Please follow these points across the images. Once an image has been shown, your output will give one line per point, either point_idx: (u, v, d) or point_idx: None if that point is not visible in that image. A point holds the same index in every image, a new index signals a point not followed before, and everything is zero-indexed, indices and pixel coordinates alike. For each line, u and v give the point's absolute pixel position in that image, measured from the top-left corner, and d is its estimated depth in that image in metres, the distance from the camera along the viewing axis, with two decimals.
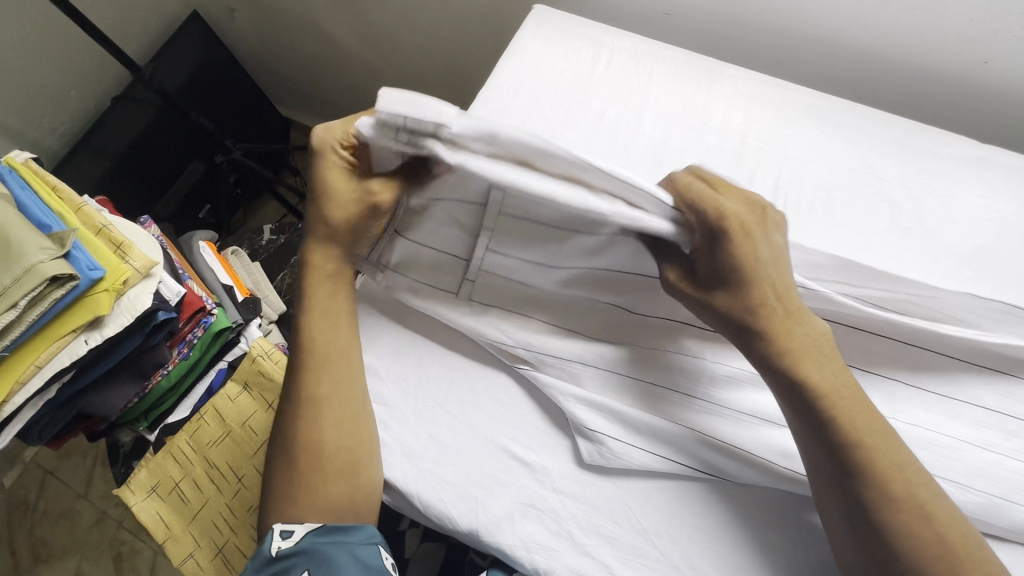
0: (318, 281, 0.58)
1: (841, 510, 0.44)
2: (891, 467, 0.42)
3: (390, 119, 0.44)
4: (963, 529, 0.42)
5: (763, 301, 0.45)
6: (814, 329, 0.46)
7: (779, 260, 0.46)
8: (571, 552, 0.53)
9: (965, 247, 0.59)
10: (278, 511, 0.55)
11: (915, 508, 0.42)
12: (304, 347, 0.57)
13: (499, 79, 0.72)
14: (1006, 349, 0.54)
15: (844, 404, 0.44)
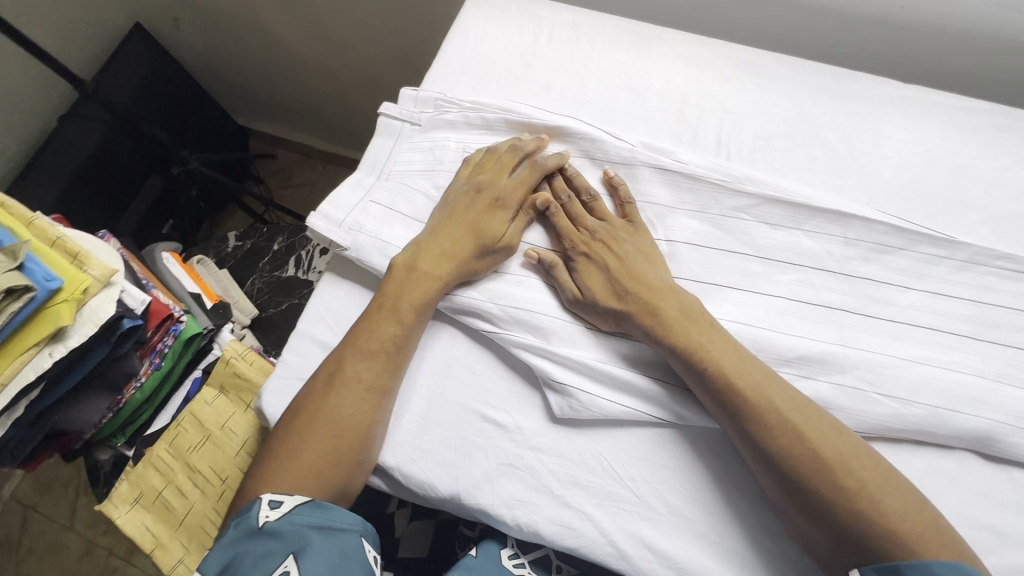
0: (430, 284, 0.59)
1: (747, 450, 0.50)
2: (765, 399, 0.49)
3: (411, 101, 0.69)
4: (843, 441, 0.48)
5: (626, 292, 0.57)
6: (682, 301, 0.55)
7: (628, 258, 0.59)
8: (550, 504, 0.55)
9: (897, 181, 0.62)
10: (265, 484, 0.51)
11: (789, 431, 0.48)
12: (397, 343, 0.57)
13: (444, 61, 0.74)
14: (939, 271, 0.57)
15: (711, 356, 0.52)
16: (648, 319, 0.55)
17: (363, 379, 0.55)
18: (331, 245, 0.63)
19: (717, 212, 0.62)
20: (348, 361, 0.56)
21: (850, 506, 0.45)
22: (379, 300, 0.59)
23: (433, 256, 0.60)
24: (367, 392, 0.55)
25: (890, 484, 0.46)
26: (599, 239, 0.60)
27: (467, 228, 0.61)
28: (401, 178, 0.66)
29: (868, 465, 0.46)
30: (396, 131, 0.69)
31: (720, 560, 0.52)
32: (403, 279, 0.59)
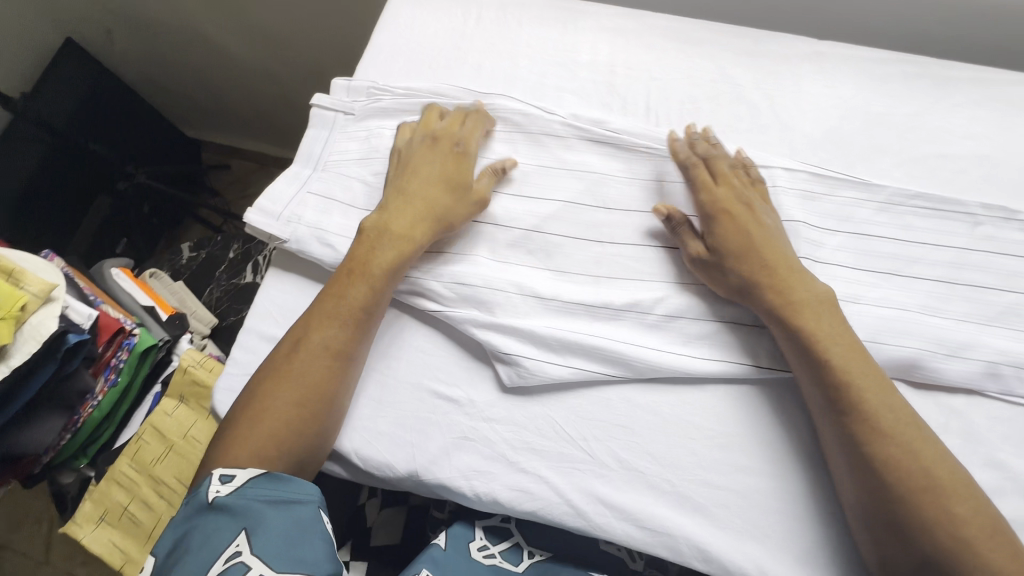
0: (398, 249, 0.58)
1: (843, 451, 0.50)
2: (862, 393, 0.49)
3: (345, 92, 0.70)
4: (965, 483, 0.47)
5: (750, 263, 0.55)
6: (815, 290, 0.54)
7: (769, 229, 0.57)
8: (506, 472, 0.56)
9: (817, 133, 0.65)
10: (223, 454, 0.50)
11: (906, 447, 0.47)
12: (369, 306, 0.57)
13: (375, 50, 0.74)
14: (860, 214, 0.60)
15: (838, 348, 0.51)
16: (776, 291, 0.54)
17: (331, 343, 0.55)
18: (272, 240, 0.63)
19: (649, 176, 0.64)
20: (321, 323, 0.56)
21: (932, 521, 0.45)
22: (350, 264, 0.58)
23: (402, 217, 0.60)
24: (336, 355, 0.55)
25: (981, 511, 0.45)
26: (744, 204, 0.58)
27: (434, 180, 0.61)
28: (338, 168, 0.66)
29: (958, 482, 0.46)
30: (330, 122, 0.69)
31: (674, 508, 0.54)
32: (370, 242, 0.59)
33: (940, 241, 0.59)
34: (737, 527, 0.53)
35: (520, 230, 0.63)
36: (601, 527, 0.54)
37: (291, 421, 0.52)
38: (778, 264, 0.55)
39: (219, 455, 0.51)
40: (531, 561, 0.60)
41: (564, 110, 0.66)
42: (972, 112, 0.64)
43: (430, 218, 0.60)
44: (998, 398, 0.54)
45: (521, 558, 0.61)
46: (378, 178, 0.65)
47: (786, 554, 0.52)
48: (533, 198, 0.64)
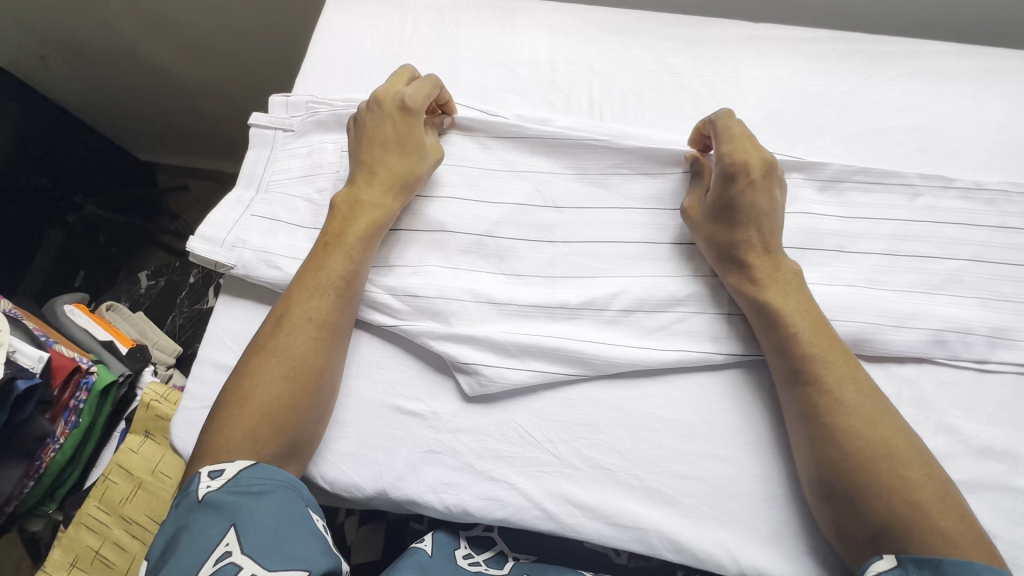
0: (371, 220, 0.59)
1: (801, 421, 0.51)
2: (819, 357, 0.51)
3: (284, 108, 0.68)
4: (920, 452, 0.47)
5: (752, 233, 0.56)
6: (785, 267, 0.55)
7: (772, 198, 0.56)
8: (475, 481, 0.56)
9: (758, 116, 0.65)
10: (211, 440, 0.49)
11: (864, 414, 0.48)
12: (346, 279, 0.56)
13: (312, 63, 0.72)
14: (803, 194, 0.61)
15: (802, 320, 0.52)
16: (745, 259, 0.56)
17: (314, 317, 0.55)
18: (219, 267, 0.61)
19: (596, 171, 0.64)
20: (301, 297, 0.55)
21: (890, 487, 0.45)
22: (325, 240, 0.58)
23: (375, 189, 0.60)
24: (321, 329, 0.54)
25: (933, 479, 0.46)
26: (765, 167, 0.56)
27: (393, 145, 0.60)
28: (282, 187, 0.65)
29: (913, 449, 0.47)
30: (270, 141, 0.68)
31: (643, 501, 0.54)
32: (343, 216, 0.59)
33: (882, 214, 0.60)
34: (705, 514, 0.54)
35: (470, 240, 0.62)
36: (572, 528, 0.54)
37: (278, 401, 0.51)
38: (758, 222, 0.56)
39: (206, 445, 0.50)
40: (516, 564, 0.60)
41: (507, 111, 0.66)
42: (905, 85, 0.66)
43: (397, 189, 0.60)
44: (946, 363, 0.55)
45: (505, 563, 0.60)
46: (323, 196, 0.64)
47: (755, 536, 0.53)
48: (482, 203, 0.63)
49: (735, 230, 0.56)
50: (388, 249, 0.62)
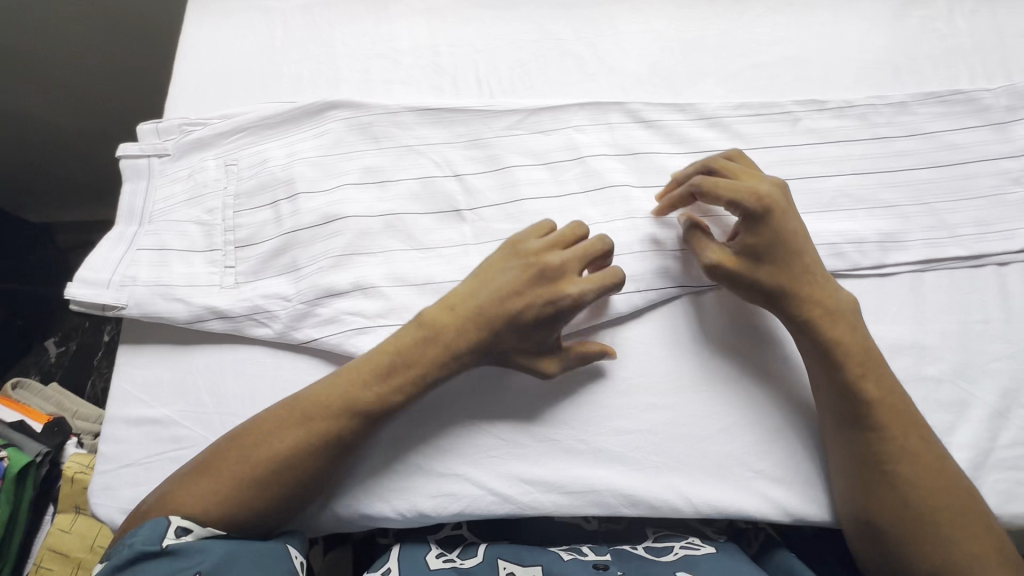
0: (441, 359, 0.51)
1: (851, 459, 0.50)
2: (885, 408, 0.50)
3: (153, 134, 0.63)
4: (965, 487, 0.49)
5: (797, 271, 0.52)
6: (844, 313, 0.52)
7: (808, 236, 0.54)
8: (425, 480, 0.54)
9: (643, 69, 0.66)
10: (177, 497, 0.47)
11: (918, 455, 0.49)
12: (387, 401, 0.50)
13: (179, 83, 0.67)
14: (695, 137, 0.63)
15: (866, 369, 0.50)
16: (794, 297, 0.52)
17: (342, 439, 0.49)
18: (112, 310, 0.56)
19: (491, 135, 0.64)
20: (328, 417, 0.49)
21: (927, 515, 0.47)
22: (388, 355, 0.51)
23: (441, 313, 0.52)
24: (339, 450, 0.50)
25: (980, 520, 0.47)
26: (782, 202, 0.54)
27: (504, 291, 0.52)
28: (165, 216, 0.60)
29: (969, 507, 0.48)
30: (145, 170, 0.63)
31: (593, 464, 0.54)
32: (401, 338, 0.52)
33: (769, 144, 0.62)
34: (655, 463, 0.54)
35: (378, 229, 0.60)
36: (529, 506, 0.53)
37: (280, 486, 0.48)
38: (807, 266, 0.53)
39: (175, 497, 0.48)
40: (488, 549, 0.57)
41: (395, 102, 0.64)
42: (773, 19, 0.68)
43: (484, 313, 0.52)
44: (850, 274, 0.58)
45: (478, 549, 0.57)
46: (213, 216, 0.60)
47: (705, 474, 0.54)
48: (384, 199, 0.61)
49: (784, 270, 0.52)
50: (292, 254, 0.59)
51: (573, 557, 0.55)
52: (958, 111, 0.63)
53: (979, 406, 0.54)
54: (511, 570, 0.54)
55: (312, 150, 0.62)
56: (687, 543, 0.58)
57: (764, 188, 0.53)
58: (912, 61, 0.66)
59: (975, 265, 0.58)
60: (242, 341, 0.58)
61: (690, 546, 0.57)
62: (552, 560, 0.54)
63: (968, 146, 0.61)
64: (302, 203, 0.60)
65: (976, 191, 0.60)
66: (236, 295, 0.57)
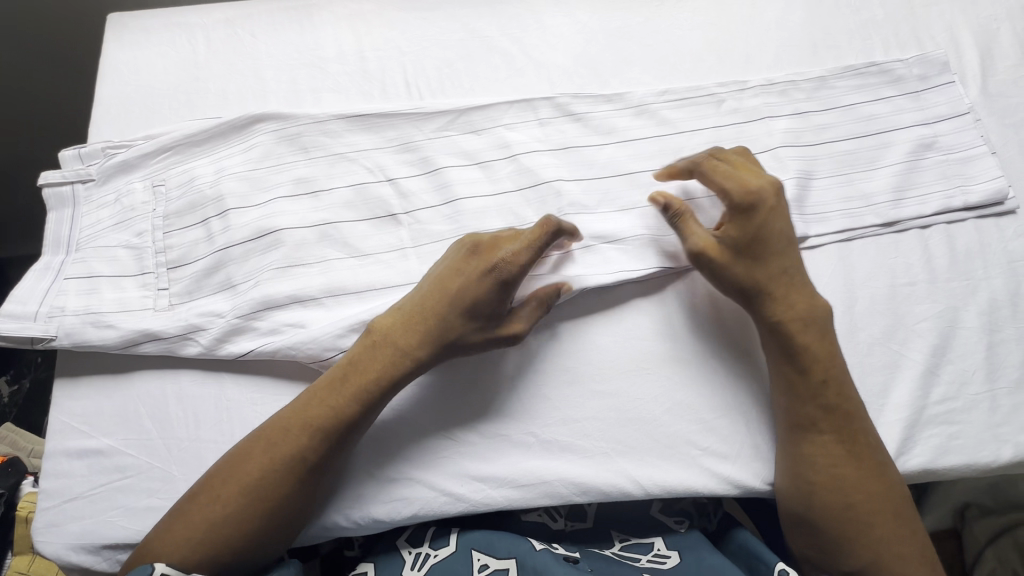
0: (397, 358, 0.52)
1: (802, 453, 0.52)
2: (840, 409, 0.51)
3: (76, 159, 0.62)
4: (901, 492, 0.51)
5: (780, 270, 0.54)
6: (816, 309, 0.53)
7: (790, 232, 0.55)
8: (376, 487, 0.54)
9: (568, 60, 0.67)
10: (158, 541, 0.47)
11: (863, 454, 0.51)
12: (350, 406, 0.50)
13: (101, 105, 0.66)
14: (621, 124, 0.64)
15: (823, 371, 0.52)
16: (772, 289, 0.53)
17: (308, 455, 0.49)
18: (42, 343, 0.55)
19: (422, 137, 0.64)
20: (304, 444, 0.49)
21: (861, 518, 0.49)
22: (342, 368, 0.52)
23: (398, 320, 0.53)
24: (308, 468, 0.49)
25: (911, 526, 0.50)
26: (776, 201, 0.54)
27: (449, 279, 0.54)
28: (93, 242, 0.59)
29: (902, 513, 0.50)
30: (70, 197, 0.61)
31: (543, 457, 0.55)
32: (362, 352, 0.52)
33: (694, 127, 0.64)
34: (603, 450, 0.55)
35: (313, 240, 0.59)
36: (482, 502, 0.53)
37: (255, 523, 0.48)
38: (782, 261, 0.54)
39: (154, 546, 0.47)
40: (457, 538, 0.56)
41: (323, 110, 0.64)
42: (692, 5, 0.70)
43: (439, 305, 0.53)
44: None
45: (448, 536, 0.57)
46: (143, 239, 0.59)
47: (652, 455, 0.55)
48: (318, 208, 0.61)
49: (758, 266, 0.53)
50: (226, 269, 0.58)
51: (545, 547, 0.56)
52: (873, 82, 0.65)
53: (911, 365, 0.56)
54: (485, 561, 0.54)
55: (242, 163, 0.62)
56: (654, 553, 0.57)
57: (758, 182, 0.54)
58: (828, 36, 0.68)
59: (899, 230, 0.60)
60: (183, 362, 0.57)
61: (656, 559, 0.56)
62: (527, 551, 0.54)
63: (884, 117, 0.64)
64: (233, 219, 0.59)
65: (894, 158, 0.62)
66: (171, 316, 0.56)
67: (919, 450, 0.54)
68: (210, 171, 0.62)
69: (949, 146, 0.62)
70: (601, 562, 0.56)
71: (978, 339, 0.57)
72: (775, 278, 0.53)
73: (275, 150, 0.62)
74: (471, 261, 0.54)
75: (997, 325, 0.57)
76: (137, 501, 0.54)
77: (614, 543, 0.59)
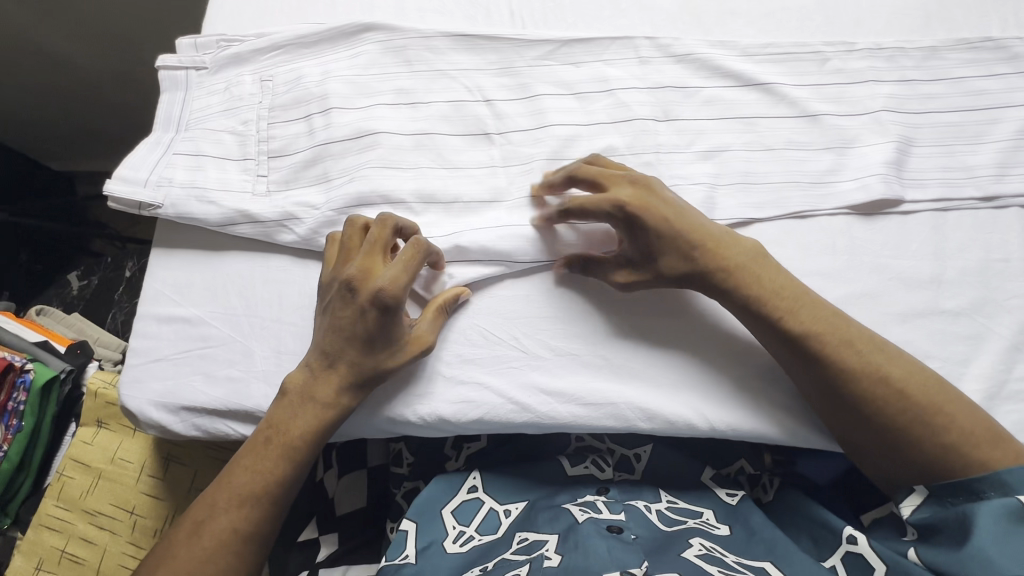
0: (315, 413, 0.51)
1: (814, 385, 0.50)
2: (813, 334, 0.49)
3: (194, 47, 0.65)
4: (929, 379, 0.49)
5: (694, 246, 0.52)
6: (746, 248, 0.53)
7: (683, 208, 0.53)
8: (448, 386, 0.55)
9: (674, 6, 0.67)
10: None
11: (870, 374, 0.48)
12: (275, 471, 0.49)
13: (216, 3, 0.68)
14: (722, 71, 0.64)
15: (786, 302, 0.51)
16: (715, 263, 0.52)
17: (237, 531, 0.47)
18: (149, 209, 0.58)
19: (522, 63, 0.65)
20: (237, 517, 0.48)
21: (900, 427, 0.47)
22: (264, 432, 0.51)
23: (303, 386, 0.52)
24: (246, 541, 0.48)
25: (956, 403, 0.48)
26: (647, 189, 0.53)
27: (337, 320, 0.51)
28: (201, 124, 0.62)
29: (941, 397, 0.48)
30: (183, 81, 0.64)
31: (612, 379, 0.55)
32: (284, 411, 0.51)
33: (794, 83, 0.63)
34: (671, 381, 0.55)
35: (409, 148, 0.61)
36: (547, 415, 0.54)
37: None
38: (707, 245, 0.52)
39: None
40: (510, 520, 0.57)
41: (429, 27, 0.66)
42: None
43: (344, 340, 0.51)
44: (871, 209, 0.59)
45: (500, 522, 0.57)
46: (247, 127, 0.62)
47: (718, 393, 0.55)
48: (415, 119, 0.62)
49: (683, 251, 0.52)
50: (323, 165, 0.60)
51: (588, 516, 0.52)
52: (987, 58, 0.63)
53: (995, 340, 0.55)
54: (526, 536, 0.52)
55: (347, 68, 0.64)
56: (702, 520, 0.55)
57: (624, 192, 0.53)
58: (943, 9, 0.66)
59: (998, 207, 0.59)
60: (272, 248, 0.60)
61: (705, 524, 0.54)
62: (570, 525, 0.51)
63: (995, 93, 0.62)
64: (335, 118, 0.61)
65: (1000, 135, 0.61)
66: (268, 202, 0.59)
67: None
68: (316, 71, 0.63)
69: None
70: (643, 525, 0.52)
71: None
72: (690, 258, 0.52)
73: (380, 58, 0.64)
74: (356, 295, 0.50)
75: None
76: (218, 370, 0.56)
77: (660, 499, 0.58)
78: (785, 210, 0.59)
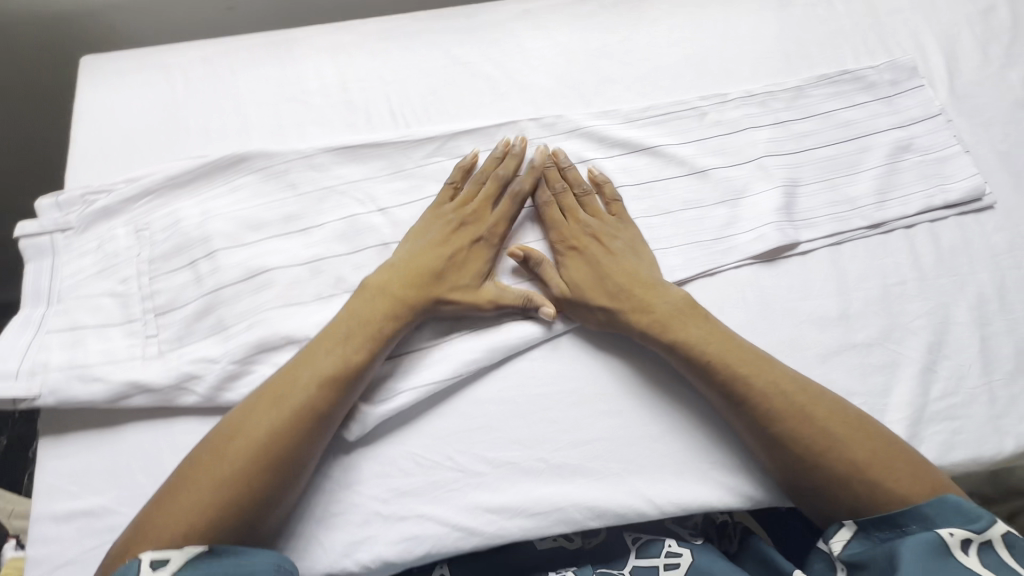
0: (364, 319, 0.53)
1: (747, 430, 0.52)
2: (742, 378, 0.52)
3: (57, 208, 0.60)
4: (858, 420, 0.51)
5: (619, 288, 0.56)
6: (672, 300, 0.56)
7: (620, 256, 0.58)
8: (386, 527, 0.52)
9: (551, 82, 0.68)
10: (142, 526, 0.45)
11: (800, 415, 0.50)
12: (326, 375, 0.51)
13: (76, 152, 0.64)
14: (608, 142, 0.64)
15: (712, 346, 0.53)
16: (638, 313, 0.55)
17: (279, 436, 0.48)
18: (27, 400, 0.53)
19: (411, 165, 0.63)
20: (278, 425, 0.49)
21: (826, 468, 0.49)
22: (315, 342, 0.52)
23: (368, 292, 0.55)
24: (288, 450, 0.48)
25: (885, 443, 0.49)
26: (591, 235, 0.59)
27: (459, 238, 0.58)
28: (76, 291, 0.57)
29: (871, 437, 0.50)
30: (49, 247, 0.59)
31: (555, 481, 0.54)
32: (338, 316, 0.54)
33: (678, 142, 0.65)
34: (615, 470, 0.54)
35: (307, 276, 0.58)
36: (497, 535, 0.52)
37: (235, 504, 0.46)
38: (629, 289, 0.56)
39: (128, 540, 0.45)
40: None
41: (309, 144, 0.64)
42: (668, 23, 0.71)
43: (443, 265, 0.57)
44: (773, 254, 0.60)
45: None
46: (128, 285, 0.57)
47: (664, 472, 0.54)
48: (309, 243, 0.60)
49: (604, 289, 0.57)
50: (217, 312, 0.56)
51: None
52: (848, 89, 0.67)
53: (909, 363, 0.57)
54: None
55: (229, 202, 0.61)
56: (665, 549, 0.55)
57: (576, 226, 0.59)
58: (801, 47, 0.70)
59: (885, 231, 0.62)
60: (176, 411, 0.55)
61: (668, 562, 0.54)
62: None
63: (861, 122, 0.66)
64: (223, 259, 0.58)
65: (874, 161, 0.64)
66: (162, 364, 0.54)
67: (927, 447, 0.54)
68: (195, 211, 0.60)
69: (925, 147, 0.64)
70: None
71: (972, 333, 0.58)
72: (613, 295, 0.56)
73: (263, 186, 0.62)
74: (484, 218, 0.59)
75: (987, 319, 0.59)
76: None
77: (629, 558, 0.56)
78: (693, 271, 0.59)
